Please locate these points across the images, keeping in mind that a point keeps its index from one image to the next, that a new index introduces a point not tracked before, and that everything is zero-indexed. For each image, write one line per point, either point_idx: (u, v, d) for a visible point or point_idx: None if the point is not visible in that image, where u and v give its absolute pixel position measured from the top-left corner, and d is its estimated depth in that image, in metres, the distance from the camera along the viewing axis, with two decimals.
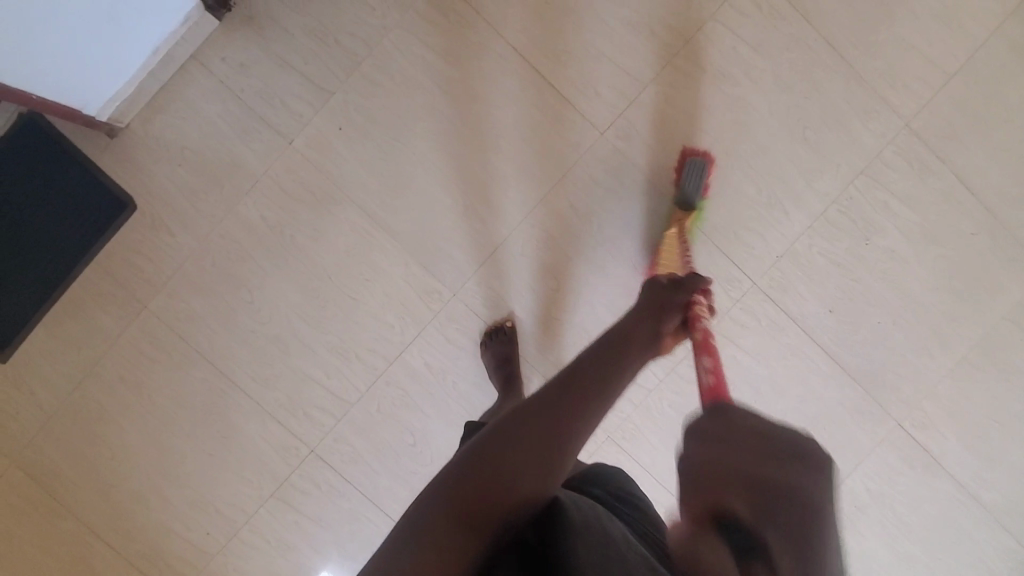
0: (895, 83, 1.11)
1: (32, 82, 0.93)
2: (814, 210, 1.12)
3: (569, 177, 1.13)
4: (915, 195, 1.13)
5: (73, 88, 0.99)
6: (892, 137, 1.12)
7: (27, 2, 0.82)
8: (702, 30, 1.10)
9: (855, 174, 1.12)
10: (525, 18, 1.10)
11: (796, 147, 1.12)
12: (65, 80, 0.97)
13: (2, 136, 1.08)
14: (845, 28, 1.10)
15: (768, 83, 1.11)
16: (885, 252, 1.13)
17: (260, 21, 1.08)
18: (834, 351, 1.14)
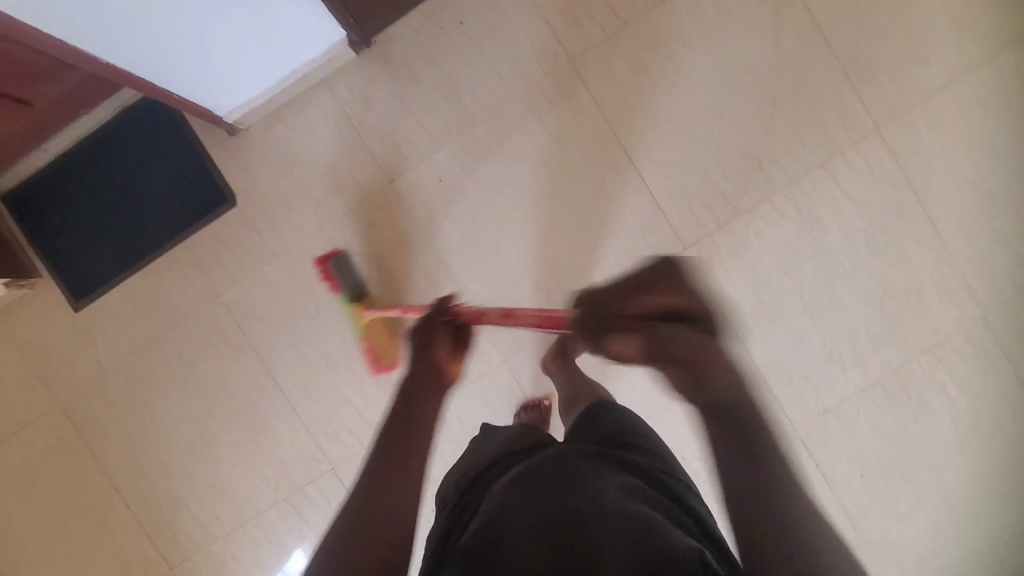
0: (983, 273, 1.12)
1: (186, 91, 0.99)
2: (871, 374, 1.14)
3: (643, 279, 1.15)
4: (974, 385, 1.13)
5: (216, 97, 1.05)
6: (966, 325, 1.12)
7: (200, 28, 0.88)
8: (809, 175, 1.11)
9: (919, 350, 1.13)
10: (641, 121, 1.13)
11: (869, 310, 1.13)
12: (211, 92, 1.03)
13: (117, 115, 1.17)
14: (946, 208, 1.11)
15: (858, 242, 1.12)
16: (930, 432, 1.14)
17: (394, 64, 1.13)
18: (855, 513, 1.15)
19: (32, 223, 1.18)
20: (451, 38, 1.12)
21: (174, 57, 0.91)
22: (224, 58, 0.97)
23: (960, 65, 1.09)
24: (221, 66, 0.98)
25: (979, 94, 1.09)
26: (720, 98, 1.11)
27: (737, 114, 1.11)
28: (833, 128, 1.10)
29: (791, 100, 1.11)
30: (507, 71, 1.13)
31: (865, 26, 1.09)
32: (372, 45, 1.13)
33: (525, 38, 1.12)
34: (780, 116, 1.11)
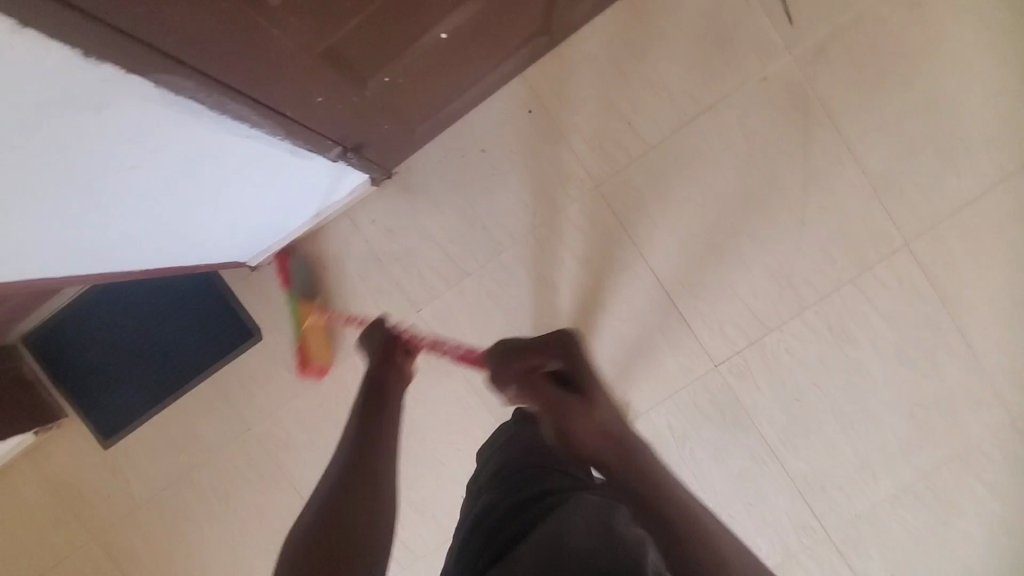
0: (1015, 380, 1.11)
1: (218, 259, 0.99)
2: (903, 482, 1.14)
3: (675, 397, 1.15)
4: (1008, 490, 1.13)
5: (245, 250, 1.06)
6: (998, 431, 1.12)
7: (239, 225, 0.87)
8: (839, 289, 1.11)
9: (950, 457, 1.13)
10: (669, 240, 1.11)
11: (899, 419, 1.14)
12: (241, 251, 1.03)
13: (84, 297, 1.16)
14: (976, 318, 1.11)
15: (889, 355, 1.12)
16: (966, 535, 1.14)
17: (416, 193, 1.12)
18: None
19: (60, 364, 1.18)
20: (474, 165, 1.11)
21: (213, 248, 0.90)
22: (258, 234, 0.96)
23: (992, 176, 1.07)
24: (254, 237, 0.98)
25: (1011, 204, 1.08)
26: (747, 218, 1.10)
27: (765, 231, 1.11)
28: (863, 243, 1.10)
29: (818, 215, 1.10)
30: (531, 195, 1.11)
31: (891, 141, 1.08)
32: (394, 176, 1.12)
33: (547, 161, 1.11)
34: (809, 232, 1.10)
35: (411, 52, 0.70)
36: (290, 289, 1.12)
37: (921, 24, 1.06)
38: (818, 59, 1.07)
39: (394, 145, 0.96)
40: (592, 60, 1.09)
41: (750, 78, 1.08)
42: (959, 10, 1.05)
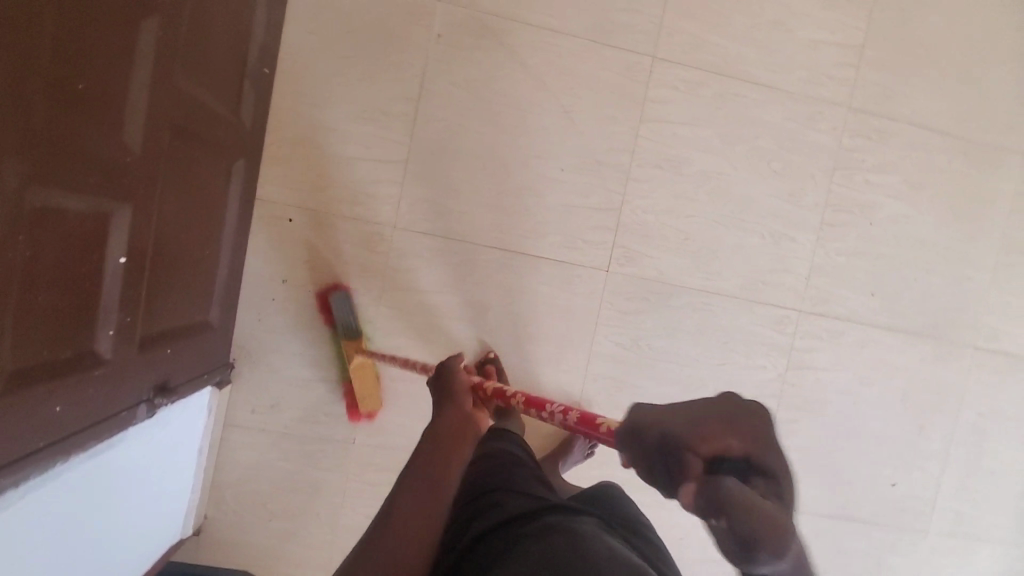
0: (820, 80, 1.17)
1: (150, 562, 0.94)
2: (815, 223, 1.18)
3: (601, 321, 1.16)
4: (886, 160, 1.19)
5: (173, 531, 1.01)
6: (842, 125, 1.18)
7: (125, 530, 0.82)
8: (640, 133, 1.13)
9: (829, 173, 1.18)
10: (487, 214, 1.12)
11: (771, 182, 1.17)
12: (167, 535, 0.98)
13: None
14: (753, 63, 1.15)
15: (719, 146, 1.15)
16: (889, 219, 1.20)
17: (268, 359, 1.10)
18: (894, 322, 1.21)
19: None
20: (289, 297, 1.10)
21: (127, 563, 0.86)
22: (159, 513, 0.92)
23: None
24: (161, 518, 0.93)
25: None
26: (525, 146, 1.12)
27: (548, 143, 1.12)
28: (624, 85, 1.12)
29: (574, 95, 1.12)
30: (354, 279, 1.11)
31: None
32: (236, 364, 1.09)
33: (342, 243, 1.10)
34: (578, 113, 1.12)
35: (107, 295, 0.67)
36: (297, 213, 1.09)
37: None
38: None
39: (196, 347, 0.93)
40: (302, 137, 1.08)
41: (431, 41, 1.08)
42: None
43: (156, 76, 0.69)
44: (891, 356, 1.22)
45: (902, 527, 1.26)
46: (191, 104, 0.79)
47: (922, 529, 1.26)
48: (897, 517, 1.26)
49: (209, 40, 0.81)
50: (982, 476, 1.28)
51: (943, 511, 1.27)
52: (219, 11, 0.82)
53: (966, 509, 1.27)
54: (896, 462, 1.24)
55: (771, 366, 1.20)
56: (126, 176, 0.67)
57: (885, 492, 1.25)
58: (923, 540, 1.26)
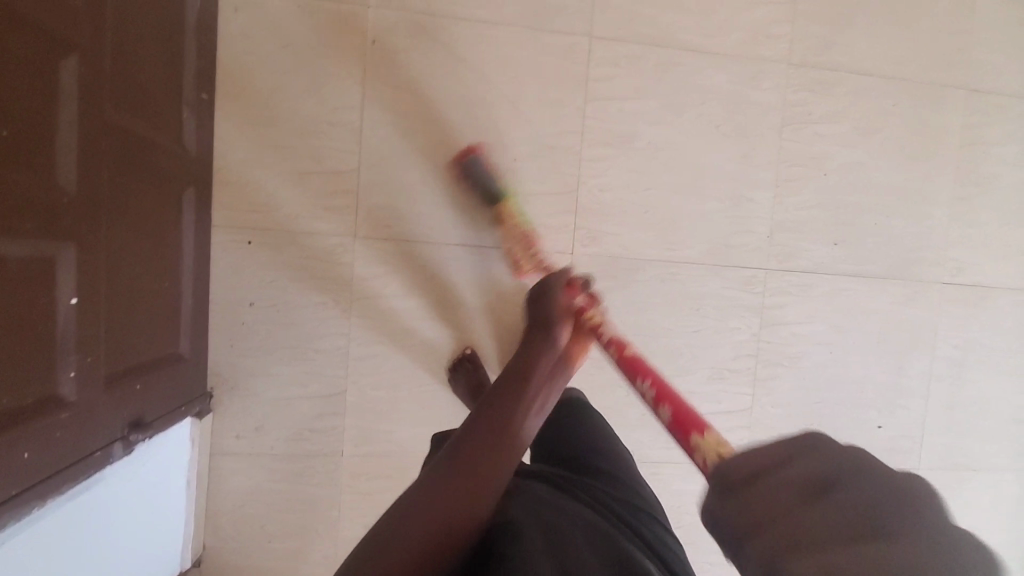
0: (759, 36, 1.17)
1: None
2: (771, 181, 1.19)
3: None
4: (833, 109, 1.20)
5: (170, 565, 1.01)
6: (786, 80, 1.19)
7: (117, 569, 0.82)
8: (586, 113, 1.14)
9: (778, 130, 1.19)
10: (445, 212, 1.13)
11: (722, 146, 1.18)
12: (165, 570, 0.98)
13: None
14: (690, 29, 1.15)
15: (666, 116, 1.16)
16: (842, 167, 1.21)
17: (245, 383, 1.10)
18: (860, 268, 1.23)
19: None
20: (258, 320, 1.10)
21: None
22: (150, 549, 0.92)
23: None
24: (155, 553, 0.93)
25: None
26: (475, 140, 1.12)
27: (497, 134, 1.13)
28: (566, 68, 1.13)
29: (516, 83, 1.12)
30: (321, 293, 1.11)
31: None
32: (215, 392, 1.09)
33: (304, 259, 1.10)
34: (522, 101, 1.13)
35: (63, 337, 0.67)
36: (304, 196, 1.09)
37: None
38: None
39: (167, 379, 0.93)
40: (250, 159, 1.08)
41: (366, 48, 1.08)
42: None
43: (85, 114, 0.69)
44: (862, 300, 1.24)
45: (893, 466, 1.28)
46: (126, 137, 0.79)
47: (912, 466, 1.29)
48: (887, 457, 1.28)
49: (138, 72, 0.81)
50: (965, 408, 1.30)
51: (932, 445, 1.29)
52: (145, 42, 0.82)
53: (953, 440, 1.30)
54: (879, 405, 1.26)
55: (746, 326, 1.21)
56: (67, 218, 0.67)
57: (872, 435, 1.27)
58: (915, 476, 1.29)
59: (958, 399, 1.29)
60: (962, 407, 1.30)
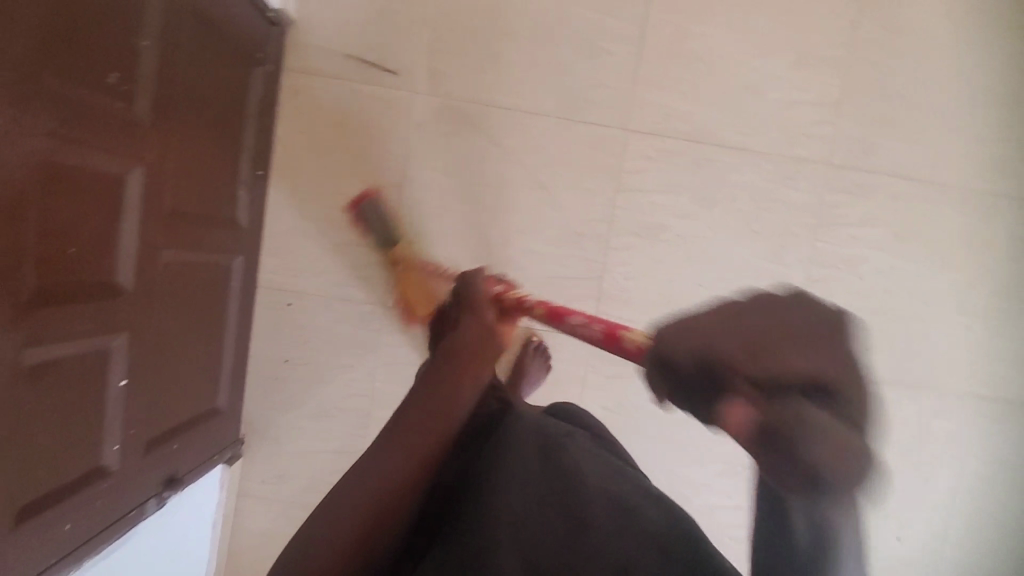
0: (796, 137, 1.18)
1: None
2: (800, 281, 1.19)
3: (587, 385, 1.19)
4: (872, 212, 1.18)
5: None
6: (824, 181, 1.18)
7: None
8: (616, 202, 1.17)
9: (813, 230, 1.18)
10: None
11: (752, 242, 1.18)
12: None
13: None
14: (726, 126, 1.17)
15: (697, 210, 1.17)
16: (877, 271, 1.19)
17: (274, 433, 1.18)
18: (891, 375, 1.20)
19: None
20: (289, 376, 1.18)
21: None
22: None
23: (634, 28, 1.15)
24: None
25: (666, 33, 1.16)
26: (506, 222, 1.17)
27: (528, 217, 1.17)
28: (599, 158, 1.17)
29: (550, 169, 1.16)
30: (350, 354, 1.18)
31: (545, 73, 1.15)
32: (245, 439, 1.17)
33: (337, 322, 1.17)
34: (554, 187, 1.17)
35: (110, 415, 0.75)
36: (342, 264, 1.16)
37: None
38: (441, 70, 1.14)
39: (203, 432, 1.01)
40: (296, 227, 1.15)
41: (412, 130, 1.15)
42: None
43: (146, 215, 0.78)
44: (889, 407, 1.20)
45: None
46: (184, 226, 0.88)
47: None
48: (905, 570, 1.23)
49: (199, 164, 0.90)
50: (995, 527, 1.24)
51: (954, 562, 1.24)
52: (207, 137, 0.91)
53: (978, 559, 1.24)
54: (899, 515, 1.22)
55: None
56: (123, 310, 0.75)
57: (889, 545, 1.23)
58: None
59: (988, 517, 1.23)
60: (993, 527, 1.24)
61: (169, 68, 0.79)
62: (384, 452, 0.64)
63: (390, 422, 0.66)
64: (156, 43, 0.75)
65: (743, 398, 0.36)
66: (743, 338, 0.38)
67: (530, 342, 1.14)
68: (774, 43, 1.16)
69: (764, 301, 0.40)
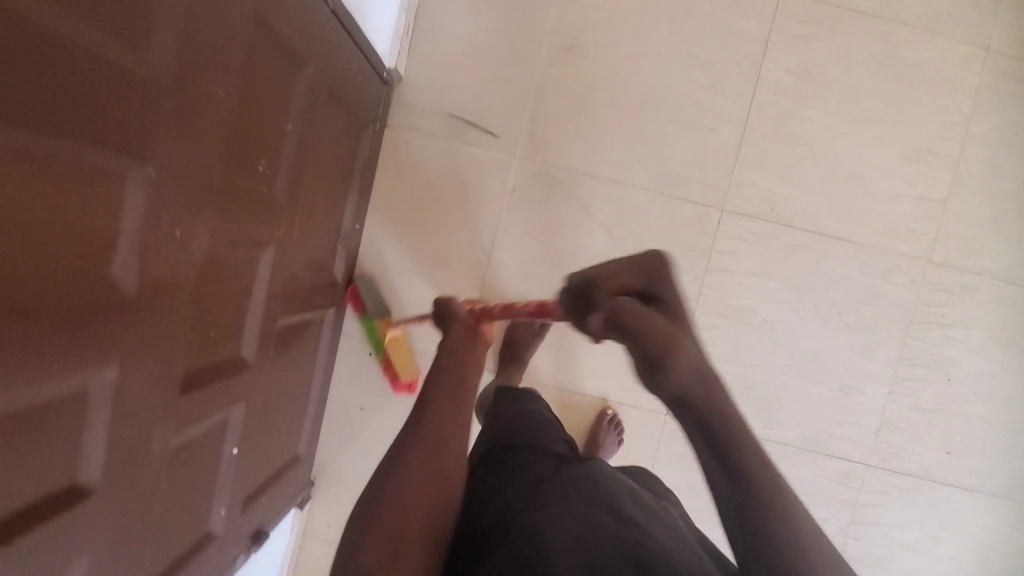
0: (898, 231, 1.16)
1: None
2: (885, 377, 1.17)
3: (658, 461, 1.18)
4: (967, 315, 1.16)
5: None
6: (921, 278, 1.16)
7: None
8: (706, 282, 1.16)
9: (905, 327, 1.16)
10: (551, 354, 1.18)
11: (840, 334, 1.17)
12: None
13: None
14: (825, 214, 1.16)
15: (787, 297, 1.16)
16: (967, 374, 1.17)
17: (344, 478, 1.20)
18: (971, 481, 1.18)
19: None
20: (364, 424, 1.19)
21: None
22: None
23: (740, 108, 1.14)
24: None
25: (775, 116, 1.15)
26: None
27: None
28: (694, 236, 1.16)
29: (643, 243, 1.16)
30: None
31: (648, 148, 1.15)
32: (315, 481, 1.19)
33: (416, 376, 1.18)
34: None
35: (221, 481, 0.77)
36: (427, 321, 1.17)
37: (598, 52, 1.13)
38: (542, 136, 1.14)
39: (285, 480, 1.03)
40: (384, 279, 1.16)
41: (507, 193, 1.15)
42: (619, 22, 1.13)
43: (270, 289, 0.79)
44: (964, 513, 1.19)
45: None
46: (296, 290, 0.89)
47: None
48: None
49: (313, 229, 0.91)
50: None
51: None
52: (322, 203, 0.92)
53: None
54: None
55: (834, 516, 1.19)
56: (243, 382, 0.77)
57: None
58: None
59: None
60: None
61: (304, 147, 0.80)
62: (419, 437, 0.67)
63: (418, 410, 0.71)
64: (297, 126, 0.76)
65: (596, 315, 0.53)
66: (638, 315, 0.50)
67: (608, 417, 1.16)
68: (881, 134, 1.15)
69: (638, 258, 0.55)
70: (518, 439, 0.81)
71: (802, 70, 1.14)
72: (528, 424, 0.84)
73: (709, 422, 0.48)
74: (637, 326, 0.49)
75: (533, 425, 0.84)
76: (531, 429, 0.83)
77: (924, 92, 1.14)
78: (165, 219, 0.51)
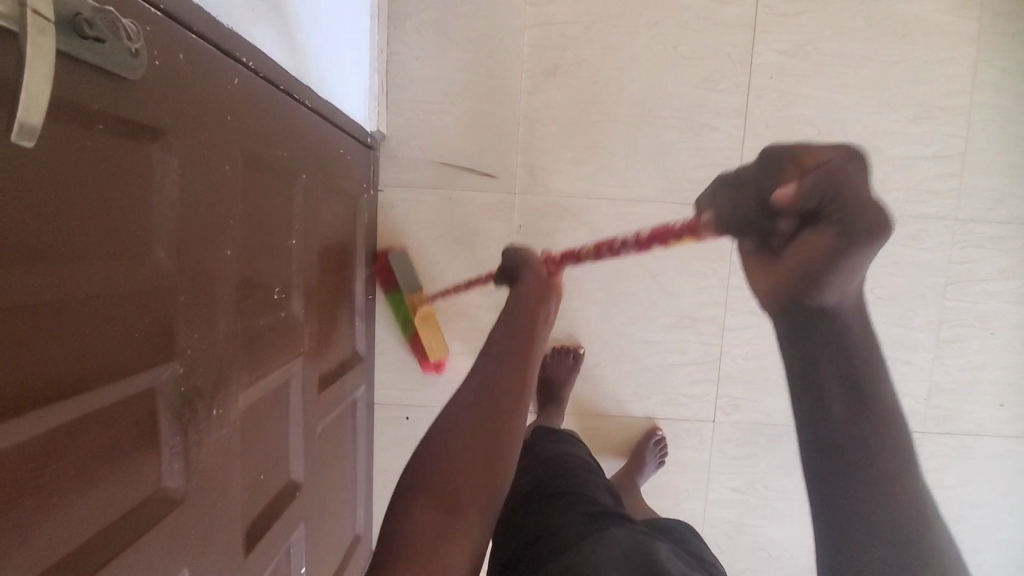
0: (918, 195, 1.12)
1: None
2: (928, 343, 1.15)
3: (714, 467, 1.17)
4: (1003, 266, 1.13)
5: None
6: (950, 238, 1.13)
7: None
8: (732, 282, 1.13)
9: (941, 291, 1.13)
10: (589, 382, 1.15)
11: (875, 309, 1.14)
12: None
13: None
14: None
15: None
16: (1011, 324, 1.14)
17: None
18: None
19: None
20: None
21: None
22: None
23: (737, 99, 1.10)
24: None
25: (773, 102, 1.10)
26: (620, 316, 1.14)
27: (641, 307, 1.13)
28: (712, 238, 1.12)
29: (661, 255, 1.12)
30: None
31: (649, 157, 1.11)
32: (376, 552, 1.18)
33: None
34: (667, 273, 1.13)
35: None
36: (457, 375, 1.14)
37: (580, 71, 1.09)
38: (540, 166, 1.10)
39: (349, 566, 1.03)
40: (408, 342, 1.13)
41: (514, 231, 1.11)
42: (596, 35, 1.08)
43: (306, 406, 0.77)
44: None
45: None
46: (329, 389, 0.87)
47: None
48: None
49: (333, 322, 0.88)
50: None
51: None
52: (337, 293, 0.90)
53: None
54: None
55: None
56: (300, 505, 0.76)
57: None
58: None
59: None
60: None
61: (310, 252, 0.77)
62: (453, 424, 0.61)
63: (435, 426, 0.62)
64: (302, 236, 0.73)
65: (792, 185, 0.39)
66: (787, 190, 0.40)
67: (654, 437, 1.14)
68: (887, 99, 1.10)
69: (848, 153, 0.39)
70: (558, 480, 0.73)
71: (794, 48, 1.09)
72: (560, 466, 0.77)
73: (844, 199, 0.39)
74: (853, 205, 0.39)
75: (570, 467, 0.76)
76: (568, 470, 0.76)
77: (925, 46, 1.09)
78: (199, 407, 0.50)
